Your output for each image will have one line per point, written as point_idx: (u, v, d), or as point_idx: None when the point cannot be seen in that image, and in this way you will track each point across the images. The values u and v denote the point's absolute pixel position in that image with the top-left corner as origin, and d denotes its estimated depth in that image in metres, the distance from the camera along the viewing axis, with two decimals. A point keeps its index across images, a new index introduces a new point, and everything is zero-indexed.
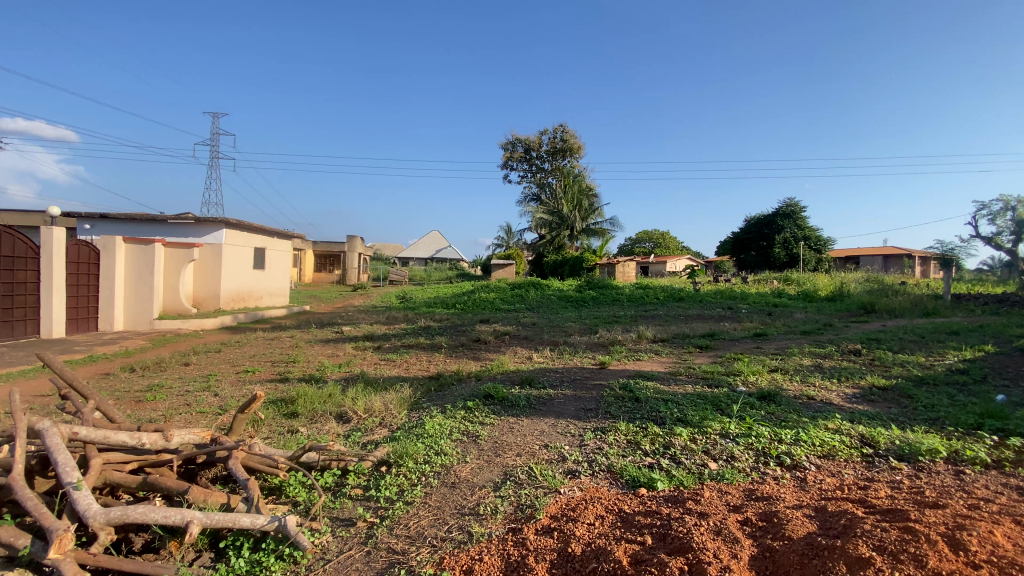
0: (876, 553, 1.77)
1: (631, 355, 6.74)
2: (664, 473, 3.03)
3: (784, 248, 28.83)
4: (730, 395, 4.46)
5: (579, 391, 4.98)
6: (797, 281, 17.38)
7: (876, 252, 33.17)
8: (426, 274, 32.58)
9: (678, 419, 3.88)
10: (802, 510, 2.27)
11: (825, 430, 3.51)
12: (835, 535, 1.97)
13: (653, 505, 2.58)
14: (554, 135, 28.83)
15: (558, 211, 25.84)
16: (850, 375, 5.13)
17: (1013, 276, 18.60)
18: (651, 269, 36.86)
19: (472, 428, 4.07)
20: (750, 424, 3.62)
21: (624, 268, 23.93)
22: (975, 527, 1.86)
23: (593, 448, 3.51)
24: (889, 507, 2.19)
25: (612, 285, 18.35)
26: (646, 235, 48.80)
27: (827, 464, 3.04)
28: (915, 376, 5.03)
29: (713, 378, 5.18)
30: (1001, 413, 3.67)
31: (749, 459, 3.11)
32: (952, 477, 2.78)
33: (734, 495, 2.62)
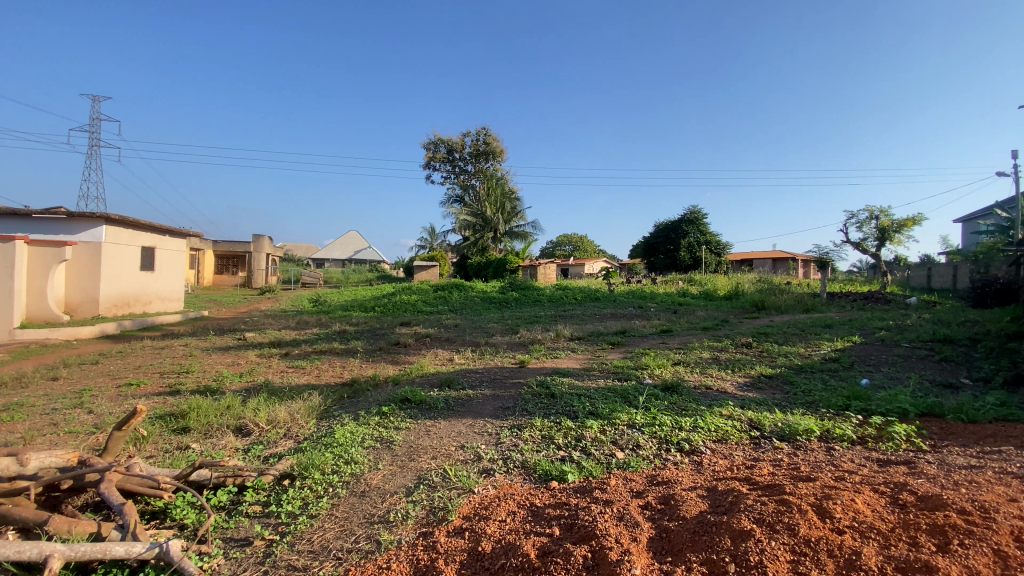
0: (756, 526, 1.93)
1: (549, 353, 6.90)
2: (574, 465, 3.11)
3: (689, 252, 31.10)
4: (637, 388, 4.70)
5: (497, 390, 5.00)
6: (700, 282, 18.86)
7: (767, 256, 36.86)
8: (343, 275, 31.19)
9: (590, 413, 4.02)
10: (695, 491, 2.43)
11: (720, 416, 3.81)
12: (722, 512, 2.13)
13: (563, 497, 2.64)
14: (477, 137, 28.89)
15: (481, 213, 25.89)
16: (742, 366, 5.62)
17: (876, 277, 21.47)
18: (571, 271, 38.11)
19: (386, 433, 3.94)
20: (654, 414, 3.84)
21: (545, 270, 24.55)
22: (840, 497, 2.08)
23: (509, 446, 3.53)
24: (769, 483, 2.41)
25: (534, 287, 18.73)
26: (567, 239, 50.50)
27: (720, 448, 3.29)
28: (796, 365, 5.62)
29: (623, 373, 5.43)
30: (865, 395, 4.19)
31: (653, 447, 3.29)
32: (824, 453, 3.12)
33: (637, 481, 2.75)
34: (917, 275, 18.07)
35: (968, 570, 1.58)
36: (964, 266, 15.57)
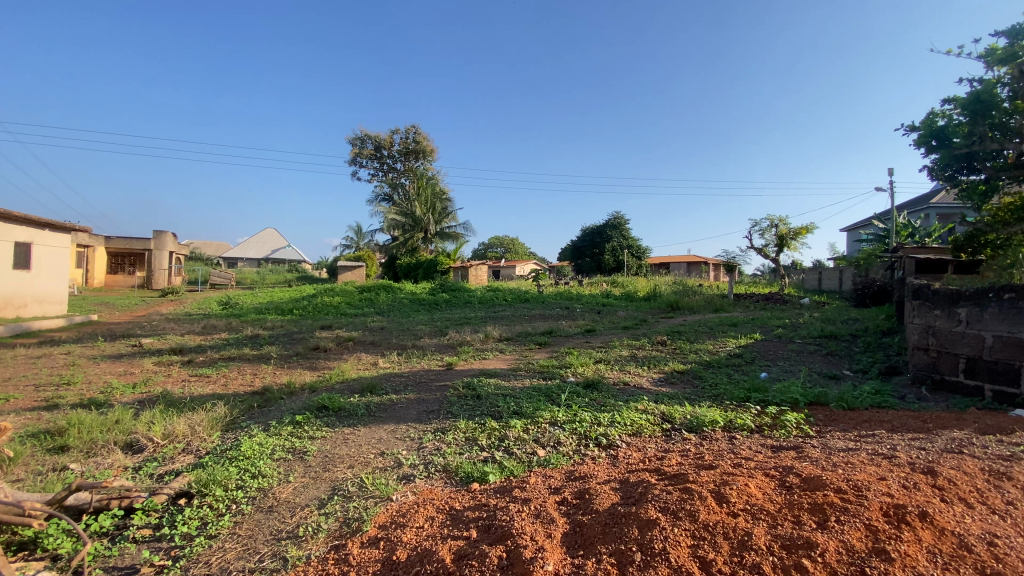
0: (661, 514, 2.03)
1: (477, 355, 6.89)
2: (496, 465, 3.12)
3: (611, 255, 32.51)
4: (561, 386, 4.81)
5: (421, 394, 4.90)
6: (623, 284, 19.72)
7: (683, 260, 39.40)
8: (261, 276, 29.24)
9: (514, 413, 4.06)
10: (609, 484, 2.52)
11: (636, 411, 4.00)
12: (632, 503, 2.23)
13: (482, 498, 2.64)
14: (406, 135, 28.29)
15: (410, 213, 25.35)
16: (658, 362, 5.94)
17: (776, 280, 23.65)
18: (502, 272, 38.35)
19: (299, 443, 3.72)
20: (575, 411, 3.95)
21: (477, 271, 24.53)
22: (735, 482, 2.25)
23: (431, 449, 3.47)
24: (676, 473, 2.54)
25: (464, 288, 18.63)
26: (498, 241, 50.93)
27: (634, 441, 3.44)
28: (706, 361, 6.03)
29: (548, 372, 5.54)
30: (762, 387, 4.58)
31: (572, 444, 3.38)
32: (726, 441, 3.37)
33: (556, 478, 2.81)
34: (811, 278, 20.09)
35: (842, 544, 1.74)
36: (848, 270, 17.52)
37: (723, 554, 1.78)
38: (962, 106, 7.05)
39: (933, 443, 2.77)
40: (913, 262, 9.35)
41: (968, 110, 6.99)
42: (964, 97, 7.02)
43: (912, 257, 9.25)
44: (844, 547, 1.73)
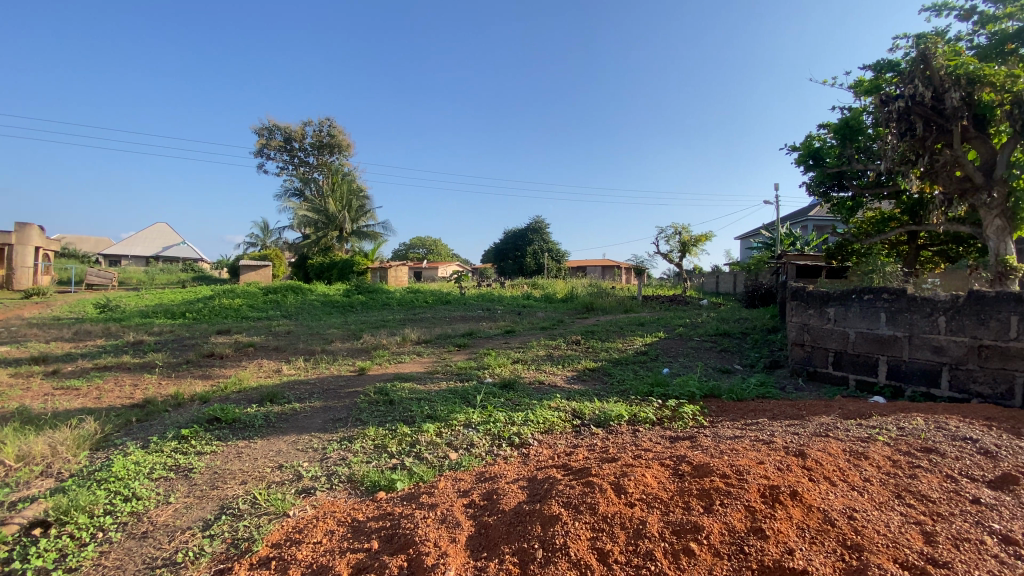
0: (563, 510, 2.07)
1: (392, 358, 6.66)
2: (405, 472, 3.01)
3: (534, 258, 33.30)
4: (477, 388, 4.79)
5: (328, 401, 4.63)
6: (542, 286, 20.18)
7: (599, 264, 41.20)
8: (149, 275, 26.24)
9: (427, 417, 3.97)
10: (518, 483, 2.54)
11: (548, 408, 4.09)
12: (537, 500, 2.26)
13: (387, 507, 2.53)
14: (321, 128, 26.84)
15: (324, 210, 24.08)
16: (571, 361, 6.12)
17: (681, 283, 25.47)
18: (423, 274, 37.64)
19: (184, 459, 3.36)
20: (489, 411, 3.95)
21: (397, 272, 23.85)
22: (634, 473, 2.35)
23: (335, 460, 3.29)
24: (581, 468, 2.62)
25: (382, 290, 18.04)
26: (419, 242, 50.11)
27: (546, 438, 3.50)
28: (615, 359, 6.32)
29: (465, 374, 5.50)
30: (664, 382, 4.89)
31: (485, 445, 3.36)
32: (630, 434, 3.54)
33: (466, 480, 2.77)
34: (711, 282, 21.85)
35: (725, 525, 1.88)
36: (741, 274, 19.31)
37: (620, 544, 1.85)
38: (835, 130, 8.02)
39: (805, 428, 3.09)
40: (794, 268, 10.48)
41: (839, 134, 7.96)
42: (837, 123, 7.99)
43: (793, 263, 10.37)
44: (726, 528, 1.86)
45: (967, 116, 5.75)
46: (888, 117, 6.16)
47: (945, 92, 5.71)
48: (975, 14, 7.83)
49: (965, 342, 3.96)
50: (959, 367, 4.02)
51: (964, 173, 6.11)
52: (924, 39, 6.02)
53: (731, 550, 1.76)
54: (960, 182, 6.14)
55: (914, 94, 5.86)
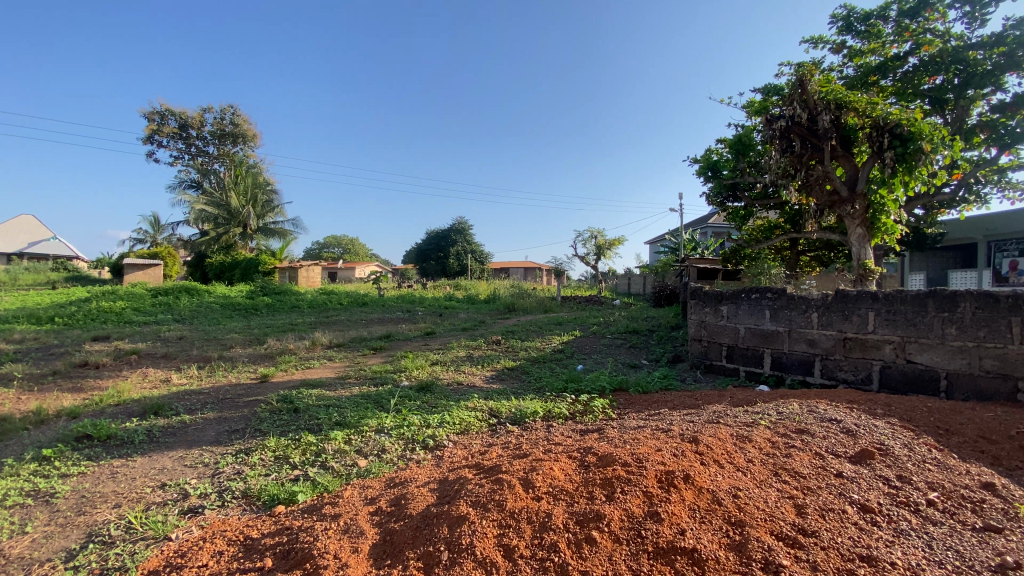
0: (471, 509, 2.06)
1: (299, 364, 6.26)
2: (308, 483, 2.82)
3: (456, 260, 33.03)
4: (391, 391, 4.64)
5: (224, 412, 4.25)
6: (464, 287, 20.09)
7: (520, 266, 41.89)
8: (7, 274, 22.62)
9: (335, 424, 3.77)
10: (428, 486, 2.48)
11: (465, 409, 4.06)
12: (445, 501, 2.22)
13: (286, 521, 2.36)
14: (222, 115, 24.75)
15: (226, 204, 22.20)
16: (490, 361, 6.14)
17: (598, 284, 26.58)
18: (340, 274, 36.02)
19: (45, 483, 2.91)
20: (404, 415, 3.84)
21: (310, 272, 22.53)
22: (543, 467, 2.39)
23: (229, 475, 3.02)
24: (492, 466, 2.61)
25: (293, 291, 16.98)
26: (335, 241, 47.94)
27: (461, 439, 3.47)
28: (533, 357, 6.43)
29: (380, 377, 5.32)
30: (578, 378, 5.05)
31: (398, 449, 3.26)
32: (544, 430, 3.61)
33: (375, 487, 2.66)
34: (623, 284, 23.00)
35: (625, 512, 1.96)
36: (651, 276, 20.55)
37: (525, 538, 1.86)
38: (730, 145, 8.80)
39: (700, 417, 3.32)
40: (696, 270, 11.32)
41: (734, 149, 8.75)
42: (732, 138, 8.77)
43: (695, 266, 11.20)
44: (625, 514, 1.94)
45: (835, 137, 6.53)
46: (773, 134, 6.85)
47: (818, 114, 6.45)
48: (845, 48, 8.96)
49: (833, 335, 4.48)
50: (829, 357, 4.53)
51: (833, 188, 6.92)
52: (802, 67, 6.74)
53: (630, 535, 1.84)
54: (830, 196, 7.02)
55: (793, 115, 6.58)
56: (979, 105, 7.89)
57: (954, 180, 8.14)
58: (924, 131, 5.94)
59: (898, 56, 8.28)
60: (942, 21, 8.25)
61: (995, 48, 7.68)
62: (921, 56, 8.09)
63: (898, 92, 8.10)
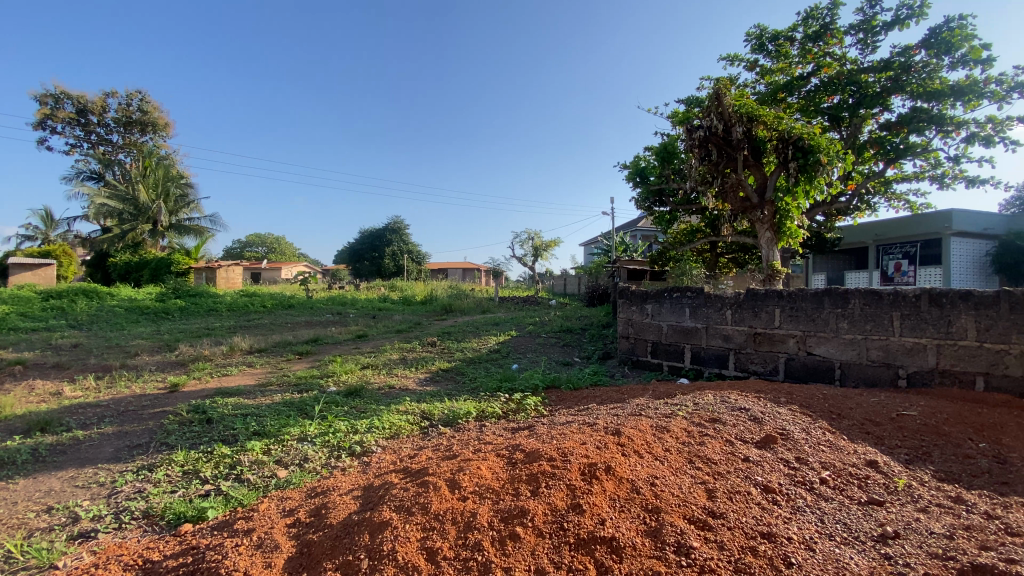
0: (393, 514, 2.01)
1: (215, 372, 5.83)
2: (219, 498, 2.63)
3: (393, 260, 32.22)
4: (317, 397, 4.44)
5: (125, 426, 3.87)
6: (399, 288, 19.64)
7: (459, 267, 41.60)
8: None
9: (253, 434, 3.55)
10: (351, 493, 2.39)
11: (396, 413, 3.96)
12: (368, 508, 2.16)
13: (193, 540, 2.18)
14: (128, 101, 22.61)
15: (133, 199, 20.28)
16: (424, 363, 6.04)
17: (535, 285, 26.95)
18: (266, 275, 34.03)
19: None
20: (330, 421, 3.68)
21: (231, 272, 21.08)
22: (470, 467, 2.38)
23: (129, 494, 2.75)
24: (419, 469, 2.56)
25: (211, 293, 15.79)
26: (259, 240, 45.25)
27: (391, 444, 3.38)
28: (468, 358, 6.41)
29: (306, 383, 5.07)
30: (512, 377, 5.08)
31: (322, 458, 3.12)
32: (475, 429, 3.60)
33: (295, 498, 2.53)
34: (559, 284, 23.42)
35: (548, 506, 2.00)
36: (586, 277, 21.14)
37: (449, 539, 1.85)
38: (656, 153, 9.23)
39: (624, 410, 3.46)
40: (626, 270, 11.79)
41: (659, 156, 9.19)
42: (658, 146, 9.21)
43: (626, 267, 11.66)
44: (549, 508, 1.98)
45: (746, 147, 7.01)
46: (693, 143, 7.27)
47: (732, 126, 6.90)
48: (758, 66, 9.70)
49: (745, 330, 4.83)
50: (741, 351, 4.87)
51: (745, 195, 7.50)
52: (720, 81, 7.17)
53: (552, 528, 1.88)
54: (742, 202, 7.59)
55: (711, 127, 7.00)
56: (870, 123, 8.82)
57: (849, 190, 9.05)
58: (822, 144, 6.53)
59: (803, 76, 9.08)
60: (840, 45, 9.14)
61: (883, 72, 8.59)
62: (822, 77, 8.93)
63: (802, 109, 8.90)
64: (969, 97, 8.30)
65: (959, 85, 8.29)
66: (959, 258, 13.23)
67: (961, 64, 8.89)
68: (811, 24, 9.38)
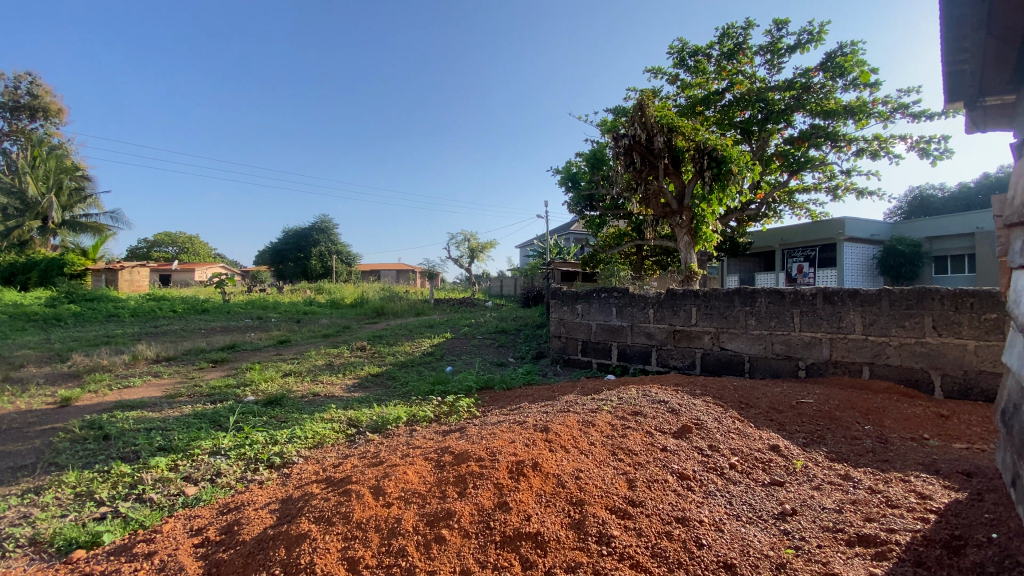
0: (313, 526, 1.93)
1: (114, 383, 5.29)
2: (117, 521, 2.39)
3: (319, 260, 30.90)
4: (232, 408, 4.15)
5: (2, 447, 3.41)
6: (327, 290, 18.90)
7: (391, 269, 40.69)
8: None
9: (158, 449, 3.26)
10: (268, 507, 2.26)
11: (320, 421, 3.80)
12: (285, 521, 2.05)
13: (84, 568, 1.97)
14: (13, 83, 20.05)
15: (17, 192, 17.96)
16: (352, 368, 5.84)
17: (469, 287, 26.88)
18: (178, 277, 31.38)
19: None
20: (246, 433, 3.46)
21: (136, 274, 19.24)
22: (396, 472, 2.33)
23: (6, 521, 2.43)
24: (342, 478, 2.47)
25: (111, 297, 14.32)
26: (170, 239, 41.69)
27: (313, 454, 3.23)
28: (399, 361, 6.27)
29: (221, 393, 4.73)
30: (444, 380, 5.03)
31: (237, 471, 2.93)
32: (405, 434, 3.53)
33: (205, 516, 2.36)
34: (494, 285, 23.48)
35: (475, 506, 2.00)
36: (520, 279, 21.42)
37: (372, 547, 1.80)
38: (587, 159, 9.52)
39: (553, 407, 3.54)
40: (559, 272, 12.07)
41: (589, 162, 9.49)
42: (588, 152, 9.51)
43: (559, 268, 11.94)
44: (475, 508, 1.98)
45: (667, 156, 7.41)
46: (618, 151, 7.53)
47: (654, 136, 7.22)
48: (679, 80, 10.30)
49: (665, 327, 5.10)
50: (662, 347, 5.14)
51: (666, 201, 7.99)
52: (643, 92, 7.50)
53: (478, 528, 1.88)
54: (663, 208, 8.09)
55: (635, 135, 7.28)
56: (777, 137, 9.62)
57: (759, 198, 9.84)
58: (733, 155, 7.07)
59: (718, 91, 9.76)
60: (751, 64, 9.92)
61: (787, 91, 9.41)
62: (734, 93, 9.63)
63: (718, 122, 9.55)
64: (858, 116, 9.29)
65: (850, 105, 9.26)
66: (852, 261, 14.84)
67: (853, 86, 9.94)
68: (726, 42, 10.09)
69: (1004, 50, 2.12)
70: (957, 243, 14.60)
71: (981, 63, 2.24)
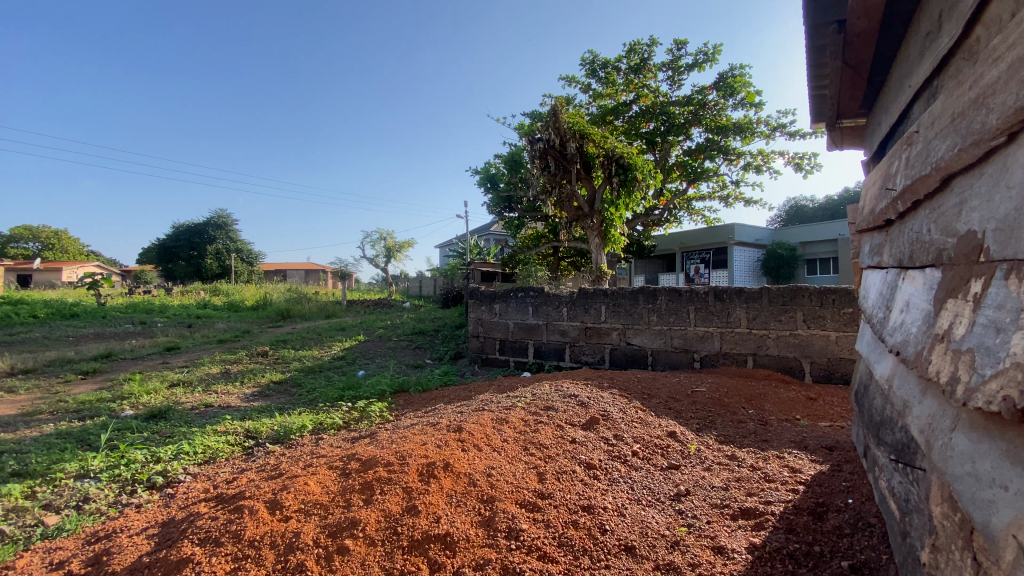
0: (197, 549, 1.77)
1: None
2: None
3: (215, 259, 28.34)
4: (106, 424, 3.68)
5: None
6: (224, 292, 17.41)
7: (300, 269, 38.41)
8: None
9: (10, 476, 2.80)
10: (146, 532, 2.04)
11: (213, 434, 3.48)
12: (165, 545, 1.86)
13: None
14: None
15: None
16: (252, 375, 5.42)
17: (384, 287, 26.09)
18: (39, 278, 27.24)
19: None
20: (122, 452, 3.08)
21: None
22: (295, 484, 2.19)
23: None
24: (235, 494, 2.28)
25: None
26: (29, 233, 36.11)
27: (204, 470, 2.96)
28: (306, 367, 5.92)
29: (93, 408, 4.18)
30: (355, 385, 4.82)
31: (110, 495, 2.60)
32: (310, 444, 3.33)
33: (69, 547, 2.07)
34: (412, 286, 22.98)
35: (382, 512, 1.94)
36: (437, 279, 21.19)
37: (266, 565, 1.68)
38: (505, 161, 9.67)
39: (467, 406, 3.54)
40: (476, 273, 12.11)
41: (507, 164, 9.65)
42: (506, 155, 9.66)
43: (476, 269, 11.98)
44: (382, 515, 1.92)
45: (579, 162, 7.69)
46: (534, 154, 7.71)
47: (567, 141, 7.47)
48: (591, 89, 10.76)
49: (577, 324, 5.30)
50: (575, 344, 5.33)
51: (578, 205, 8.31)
52: (557, 99, 7.75)
53: (385, 535, 1.82)
54: (576, 211, 8.41)
55: (550, 139, 7.50)
56: (678, 148, 10.37)
57: (663, 204, 10.53)
58: (638, 163, 7.54)
59: (626, 102, 10.33)
60: (654, 79, 10.61)
61: (686, 106, 10.20)
62: (640, 105, 10.26)
63: (626, 131, 10.12)
64: (745, 133, 10.28)
65: (739, 122, 10.22)
66: (741, 263, 16.40)
67: (741, 105, 10.99)
68: (632, 57, 10.71)
69: (856, 76, 2.44)
70: (825, 248, 16.63)
71: (838, 88, 2.56)
